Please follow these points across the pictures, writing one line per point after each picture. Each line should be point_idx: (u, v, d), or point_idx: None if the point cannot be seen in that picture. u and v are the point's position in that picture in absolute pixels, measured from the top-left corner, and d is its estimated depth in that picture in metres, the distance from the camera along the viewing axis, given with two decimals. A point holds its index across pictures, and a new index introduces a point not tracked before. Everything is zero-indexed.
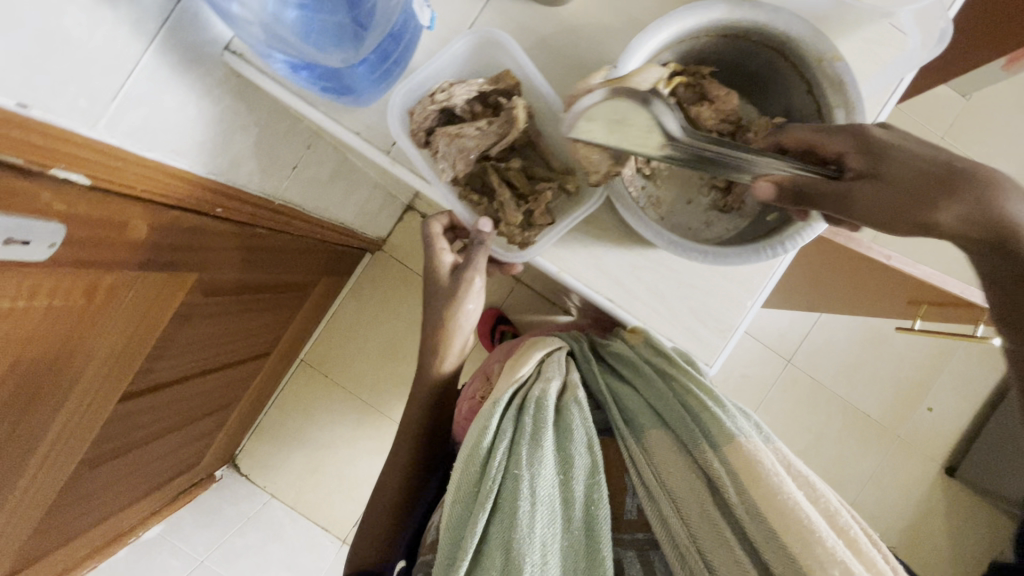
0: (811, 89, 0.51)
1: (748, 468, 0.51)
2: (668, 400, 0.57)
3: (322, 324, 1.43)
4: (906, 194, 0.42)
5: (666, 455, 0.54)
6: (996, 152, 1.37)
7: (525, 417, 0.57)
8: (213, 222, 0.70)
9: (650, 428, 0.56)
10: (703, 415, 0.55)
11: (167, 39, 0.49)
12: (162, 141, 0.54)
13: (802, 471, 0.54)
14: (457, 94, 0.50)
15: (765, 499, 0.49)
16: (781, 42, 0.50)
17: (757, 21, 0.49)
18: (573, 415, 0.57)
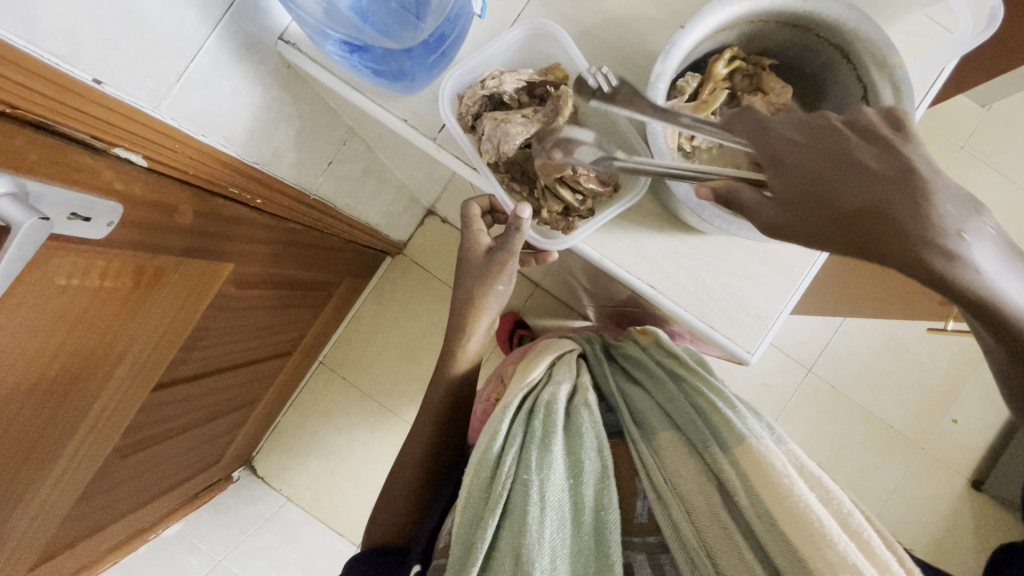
0: (866, 95, 0.49)
1: (757, 469, 0.50)
2: (679, 403, 0.59)
3: (342, 326, 1.44)
4: (814, 212, 0.37)
5: (677, 458, 0.54)
6: (1017, 161, 1.38)
7: (535, 422, 0.56)
8: (252, 213, 0.71)
9: (661, 431, 0.57)
10: (715, 420, 0.56)
11: (229, 26, 0.51)
12: (215, 127, 0.56)
13: (815, 473, 0.52)
14: (507, 82, 0.51)
15: (776, 502, 0.48)
16: (848, 40, 0.49)
17: (828, 13, 0.49)
18: (582, 419, 0.56)
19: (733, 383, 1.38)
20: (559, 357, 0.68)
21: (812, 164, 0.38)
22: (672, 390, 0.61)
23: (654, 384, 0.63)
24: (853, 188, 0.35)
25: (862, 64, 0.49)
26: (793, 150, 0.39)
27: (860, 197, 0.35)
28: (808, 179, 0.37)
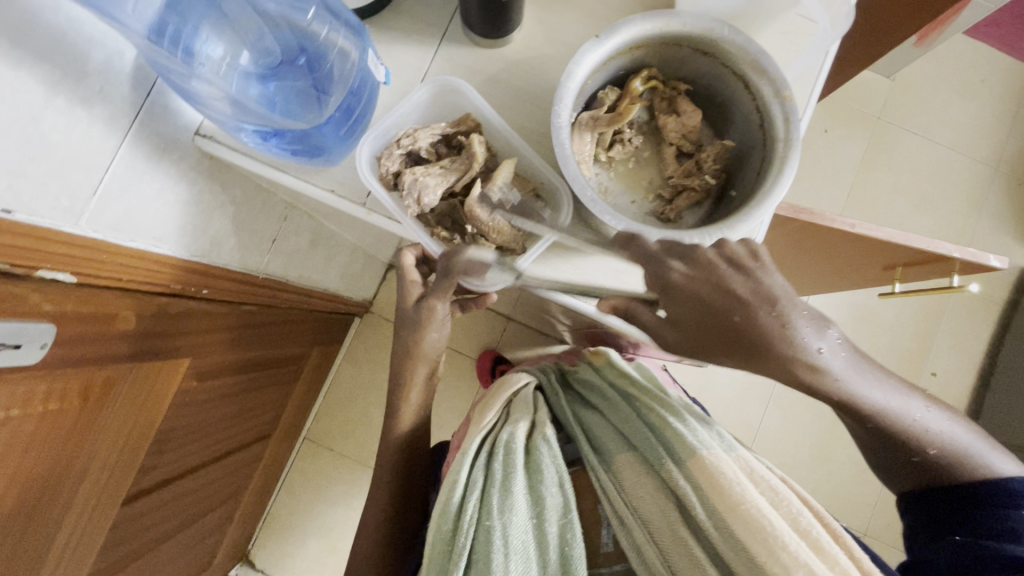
0: (763, 124, 0.51)
1: (711, 480, 0.50)
2: (634, 423, 0.59)
3: (320, 396, 1.40)
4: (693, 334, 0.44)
5: (635, 479, 0.55)
6: (929, 122, 1.47)
7: (494, 463, 0.55)
8: (200, 305, 0.70)
9: (619, 453, 0.57)
10: (668, 435, 0.56)
11: (140, 131, 0.52)
12: (145, 229, 0.56)
13: (766, 475, 0.52)
14: (421, 138, 0.53)
15: (731, 513, 0.48)
16: (746, 71, 0.51)
17: (733, 40, 0.50)
18: (542, 456, 0.56)
19: (717, 379, 1.39)
20: (514, 391, 0.68)
21: (734, 289, 0.43)
22: (627, 410, 0.62)
23: (608, 406, 0.64)
24: (731, 312, 0.42)
25: (760, 93, 0.51)
26: (680, 281, 0.44)
27: (734, 328, 0.42)
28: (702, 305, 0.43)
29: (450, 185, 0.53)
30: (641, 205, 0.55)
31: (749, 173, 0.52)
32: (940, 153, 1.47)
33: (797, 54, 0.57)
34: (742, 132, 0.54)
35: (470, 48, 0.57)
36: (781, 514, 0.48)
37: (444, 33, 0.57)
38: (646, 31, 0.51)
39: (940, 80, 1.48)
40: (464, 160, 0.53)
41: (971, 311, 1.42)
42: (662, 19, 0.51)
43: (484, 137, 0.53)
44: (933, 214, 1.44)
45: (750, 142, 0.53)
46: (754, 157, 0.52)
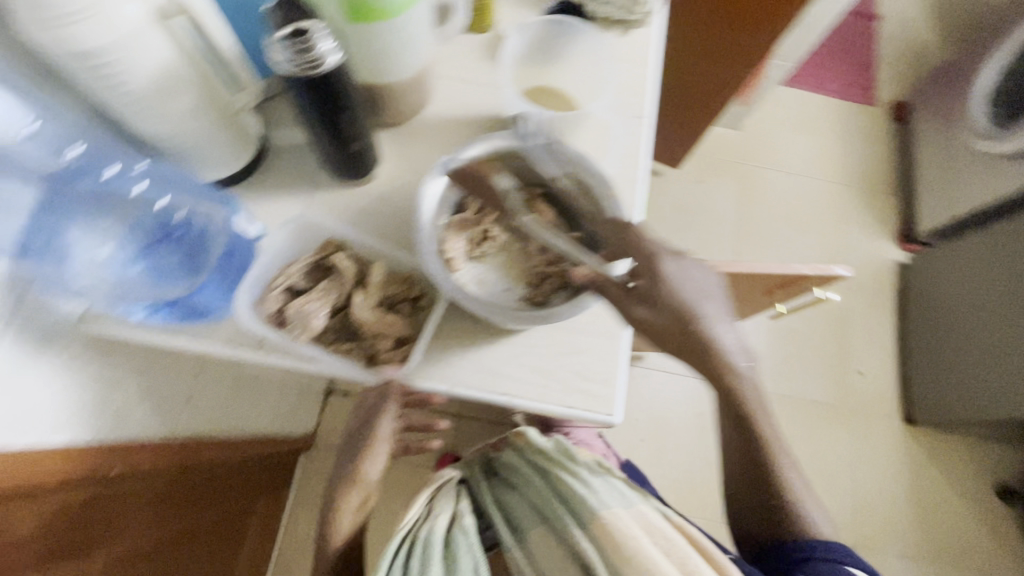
0: (597, 214, 0.59)
1: (611, 541, 0.51)
2: (544, 495, 0.60)
3: (276, 553, 1.26)
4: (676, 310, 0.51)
5: (548, 553, 0.55)
6: (781, 158, 1.70)
7: (412, 561, 0.53)
8: (110, 485, 0.67)
9: (533, 529, 0.58)
10: (572, 501, 0.57)
11: (19, 334, 0.52)
12: (36, 424, 0.55)
13: (661, 525, 0.53)
14: (294, 272, 0.56)
15: (626, 567, 0.49)
16: (573, 174, 0.59)
17: (553, 151, 0.59)
18: (457, 544, 0.54)
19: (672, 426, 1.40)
20: (435, 486, 0.66)
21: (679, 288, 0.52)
22: (539, 484, 0.61)
23: (524, 484, 0.64)
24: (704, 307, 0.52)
25: (588, 191, 0.59)
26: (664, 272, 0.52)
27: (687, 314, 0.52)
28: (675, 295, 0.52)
29: (332, 303, 0.56)
30: (513, 291, 0.59)
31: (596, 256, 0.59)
32: (798, 181, 1.68)
33: (610, 145, 0.65)
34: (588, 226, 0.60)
35: (340, 188, 0.64)
36: (673, 561, 0.50)
37: (314, 181, 0.64)
38: (482, 151, 0.61)
39: (779, 123, 1.74)
40: (335, 279, 0.57)
41: (870, 309, 1.56)
42: (494, 141, 0.61)
43: (348, 253, 0.58)
44: (809, 232, 1.62)
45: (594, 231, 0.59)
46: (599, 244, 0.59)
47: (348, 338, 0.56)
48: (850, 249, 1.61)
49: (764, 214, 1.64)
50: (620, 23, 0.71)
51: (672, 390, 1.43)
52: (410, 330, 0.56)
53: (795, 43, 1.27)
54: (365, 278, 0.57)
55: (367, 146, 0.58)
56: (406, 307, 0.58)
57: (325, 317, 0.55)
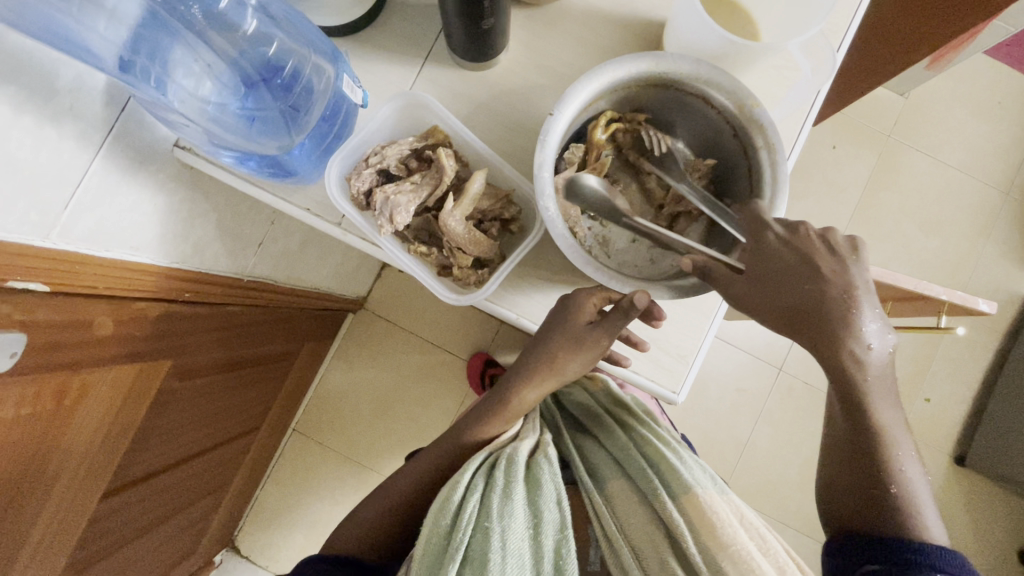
0: (746, 155, 0.52)
1: (702, 518, 0.52)
2: (629, 451, 0.60)
3: (309, 393, 1.36)
4: (771, 285, 0.47)
5: (626, 505, 0.56)
6: (941, 143, 1.43)
7: (496, 472, 0.55)
8: (183, 307, 0.69)
9: (612, 479, 0.59)
10: (663, 468, 0.58)
11: (113, 145, 0.52)
12: (119, 240, 0.56)
13: (754, 523, 0.54)
14: (389, 155, 0.52)
15: (721, 551, 0.50)
16: (733, 112, 0.51)
17: (720, 82, 0.49)
18: (542, 469, 0.56)
19: (710, 394, 1.36)
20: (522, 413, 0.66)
21: (786, 275, 0.47)
22: (622, 439, 0.62)
23: (604, 433, 0.65)
24: (805, 284, 0.47)
25: (747, 133, 0.51)
26: (774, 241, 0.47)
27: (797, 301, 0.47)
28: (783, 266, 0.47)
29: (421, 201, 0.52)
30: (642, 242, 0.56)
31: (738, 197, 0.54)
32: (950, 175, 1.43)
33: (783, 96, 0.55)
34: (720, 159, 0.55)
35: (455, 69, 0.56)
36: (769, 562, 0.51)
37: (428, 54, 0.56)
38: (632, 72, 0.50)
39: (956, 99, 1.44)
40: (433, 176, 0.52)
41: (973, 339, 1.39)
42: (650, 59, 0.49)
43: (452, 150, 0.52)
44: (938, 238, 1.41)
45: (732, 165, 0.54)
46: (741, 185, 0.53)
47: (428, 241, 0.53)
48: (978, 269, 1.40)
49: (895, 203, 1.42)
50: None
51: (722, 360, 1.36)
52: (495, 254, 0.52)
53: None
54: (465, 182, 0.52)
55: (499, 26, 0.50)
56: (497, 226, 0.53)
57: (411, 213, 0.51)
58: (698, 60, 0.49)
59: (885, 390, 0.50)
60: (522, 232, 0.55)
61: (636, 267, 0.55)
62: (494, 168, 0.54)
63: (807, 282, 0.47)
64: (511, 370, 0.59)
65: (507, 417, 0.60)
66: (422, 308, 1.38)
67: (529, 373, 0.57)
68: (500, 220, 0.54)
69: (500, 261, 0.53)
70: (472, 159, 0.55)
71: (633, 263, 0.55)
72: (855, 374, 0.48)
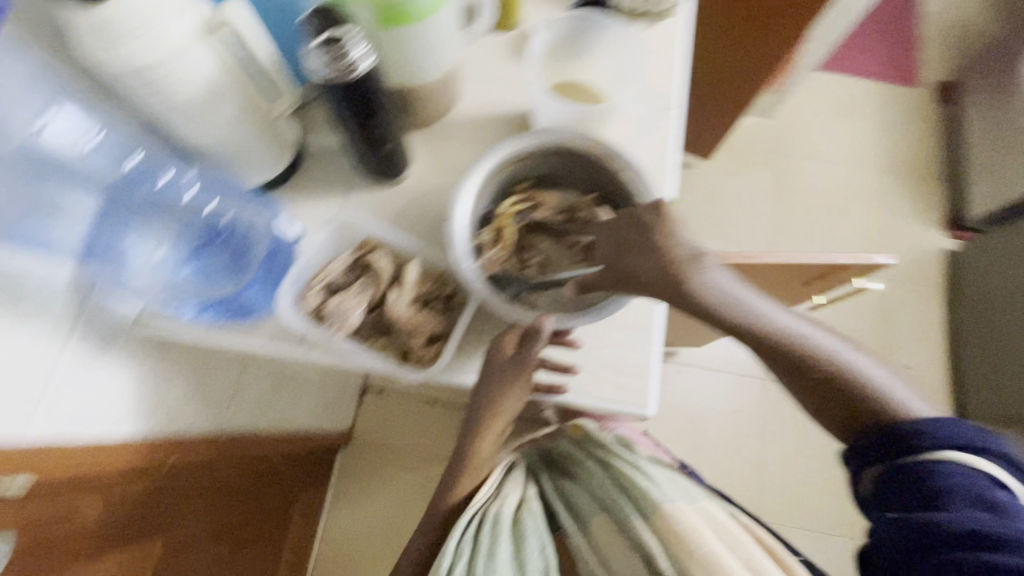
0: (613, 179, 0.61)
1: (674, 534, 0.54)
2: (606, 485, 0.63)
3: (316, 545, 1.29)
4: (620, 243, 0.54)
5: (607, 537, 0.59)
6: (817, 145, 1.64)
7: (481, 534, 0.57)
8: (166, 476, 0.70)
9: (593, 517, 0.61)
10: (632, 490, 0.61)
11: (85, 331, 0.56)
12: (95, 417, 0.58)
13: (725, 524, 0.55)
14: (332, 270, 0.58)
15: (691, 561, 0.52)
16: (581, 154, 0.61)
17: (566, 138, 0.60)
18: (525, 526, 0.59)
19: (708, 423, 1.36)
20: (505, 469, 0.66)
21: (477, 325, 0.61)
22: (599, 476, 0.64)
23: (585, 475, 0.66)
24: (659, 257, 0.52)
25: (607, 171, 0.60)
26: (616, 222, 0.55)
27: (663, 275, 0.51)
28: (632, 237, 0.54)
29: (370, 300, 0.58)
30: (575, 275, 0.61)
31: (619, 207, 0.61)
32: (836, 170, 1.62)
33: (641, 135, 0.65)
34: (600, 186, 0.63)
35: (375, 191, 0.66)
36: (740, 557, 0.52)
37: (348, 184, 0.66)
38: (501, 157, 0.60)
39: (815, 110, 1.68)
40: (371, 279, 0.58)
41: (917, 293, 1.49)
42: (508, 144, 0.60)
43: (385, 253, 0.60)
44: (851, 222, 1.56)
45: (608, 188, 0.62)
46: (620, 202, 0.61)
47: (382, 333, 0.58)
48: (892, 237, 1.55)
49: (801, 203, 1.59)
50: (648, 15, 0.67)
51: (704, 384, 1.40)
52: (444, 326, 0.58)
53: (834, 24, 1.23)
54: (400, 276, 0.59)
55: (398, 147, 0.60)
56: (438, 303, 0.58)
57: (358, 316, 0.56)
58: (541, 134, 0.60)
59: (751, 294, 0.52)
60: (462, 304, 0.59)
61: (572, 301, 0.58)
62: (420, 255, 0.61)
63: (634, 246, 0.53)
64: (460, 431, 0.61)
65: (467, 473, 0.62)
66: (410, 424, 1.37)
67: (477, 425, 0.58)
68: (440, 296, 0.59)
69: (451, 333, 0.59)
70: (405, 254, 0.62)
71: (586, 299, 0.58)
72: (705, 296, 0.51)
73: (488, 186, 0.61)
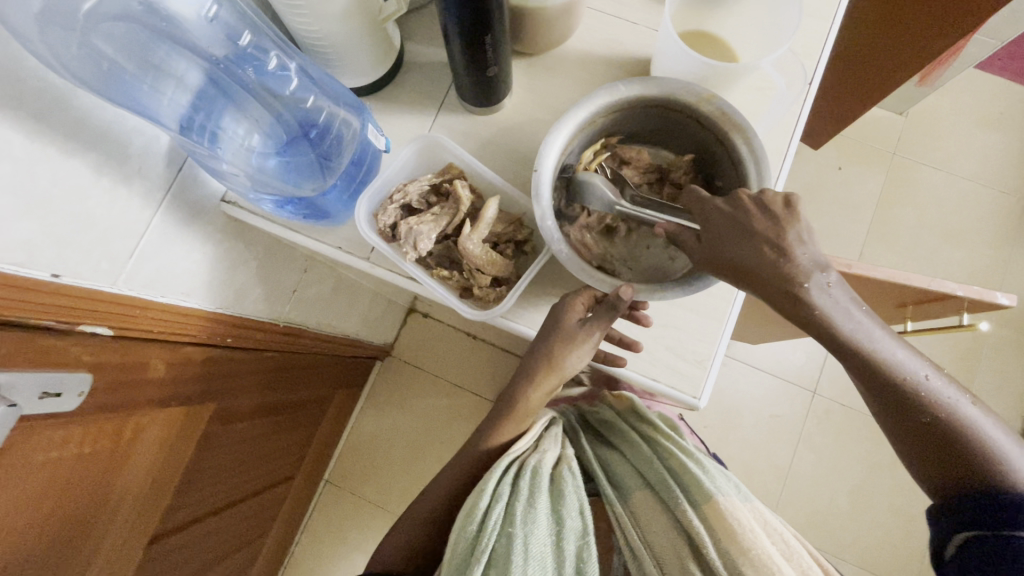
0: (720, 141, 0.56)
1: (724, 526, 0.53)
2: (652, 463, 0.61)
3: (344, 440, 1.38)
4: (726, 235, 0.48)
5: (650, 515, 0.57)
6: (947, 154, 1.45)
7: (521, 481, 0.57)
8: (225, 353, 0.74)
9: (636, 491, 0.60)
10: (685, 477, 0.59)
11: (172, 202, 0.59)
12: (175, 286, 0.62)
13: (777, 528, 0.55)
14: (412, 191, 0.57)
15: (743, 556, 0.52)
16: (690, 111, 0.55)
17: (680, 94, 0.55)
18: (565, 482, 0.58)
19: (742, 421, 1.32)
20: (545, 425, 0.67)
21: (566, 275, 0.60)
22: (646, 451, 0.62)
23: (628, 446, 0.65)
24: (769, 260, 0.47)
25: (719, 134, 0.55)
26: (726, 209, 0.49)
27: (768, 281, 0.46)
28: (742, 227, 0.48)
29: (443, 229, 0.57)
30: (657, 246, 0.60)
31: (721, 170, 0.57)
32: (962, 186, 1.43)
33: (766, 110, 0.60)
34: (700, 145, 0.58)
35: (467, 116, 0.63)
36: (793, 566, 0.53)
37: (441, 103, 0.63)
38: (607, 99, 0.55)
39: (958, 113, 1.47)
40: (449, 207, 0.57)
41: None
42: (614, 88, 0.55)
43: (468, 183, 0.58)
44: (961, 247, 1.40)
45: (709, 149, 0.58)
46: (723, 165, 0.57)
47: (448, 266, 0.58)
48: (1007, 274, 1.38)
49: (910, 216, 1.43)
50: None
51: (749, 382, 1.35)
52: (512, 272, 0.57)
53: (1020, 14, 1.04)
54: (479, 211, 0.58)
55: (502, 73, 0.56)
56: (511, 248, 0.58)
57: (432, 241, 0.56)
58: (649, 81, 0.54)
59: (861, 318, 0.47)
60: (536, 253, 0.59)
61: (662, 270, 0.58)
62: (500, 193, 0.59)
63: (747, 238, 0.48)
64: (514, 378, 0.63)
65: (506, 420, 0.63)
66: (447, 351, 1.41)
67: (533, 375, 0.60)
68: (514, 241, 0.58)
69: (516, 279, 0.58)
70: (485, 188, 0.60)
71: (672, 269, 0.58)
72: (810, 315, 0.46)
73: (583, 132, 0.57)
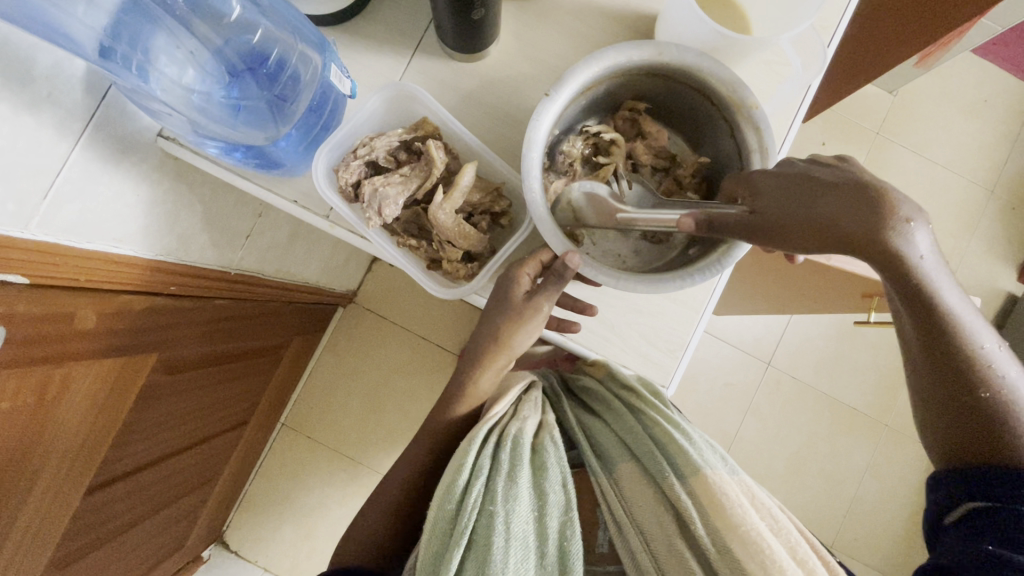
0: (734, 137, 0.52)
1: (711, 500, 0.54)
2: (637, 434, 0.60)
3: (300, 386, 1.35)
4: (783, 194, 0.43)
5: (635, 488, 0.57)
6: (928, 139, 1.44)
7: (502, 454, 0.56)
8: (170, 301, 0.67)
9: (621, 462, 0.59)
10: (670, 448, 0.58)
11: (95, 134, 0.51)
12: (103, 231, 0.54)
13: (764, 502, 0.56)
14: (379, 146, 0.52)
15: (731, 532, 0.52)
16: (718, 99, 0.51)
17: (718, 74, 0.49)
18: (547, 454, 0.57)
19: (697, 388, 1.36)
20: (523, 389, 0.65)
21: None
22: (630, 421, 0.61)
23: (612, 415, 0.64)
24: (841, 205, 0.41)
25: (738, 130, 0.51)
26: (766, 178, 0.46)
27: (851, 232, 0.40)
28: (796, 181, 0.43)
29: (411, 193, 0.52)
30: (630, 234, 0.57)
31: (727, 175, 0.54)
32: (937, 173, 1.44)
33: (776, 90, 0.56)
34: (714, 146, 0.55)
35: (446, 61, 0.56)
36: (779, 540, 0.53)
37: (418, 44, 0.56)
38: (634, 59, 0.50)
39: (945, 97, 1.45)
40: (420, 169, 0.52)
41: None
42: (654, 48, 0.49)
43: (442, 142, 0.53)
44: None
45: (723, 151, 0.54)
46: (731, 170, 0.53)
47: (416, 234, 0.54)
48: (965, 265, 1.42)
49: None
50: None
51: (710, 351, 1.38)
52: (485, 247, 0.54)
53: None
54: (453, 175, 0.53)
55: (489, 18, 0.49)
56: (485, 220, 0.54)
57: (399, 208, 0.51)
58: (698, 53, 0.49)
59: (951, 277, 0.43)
60: (511, 225, 0.56)
61: (618, 258, 0.56)
62: (477, 158, 0.54)
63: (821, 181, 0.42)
64: (463, 356, 0.61)
65: (465, 397, 0.61)
66: (412, 303, 1.36)
67: (481, 354, 0.58)
68: (488, 213, 0.55)
69: (490, 254, 0.55)
70: (460, 148, 0.55)
71: (628, 263, 0.56)
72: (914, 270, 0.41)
73: (601, 83, 0.52)
